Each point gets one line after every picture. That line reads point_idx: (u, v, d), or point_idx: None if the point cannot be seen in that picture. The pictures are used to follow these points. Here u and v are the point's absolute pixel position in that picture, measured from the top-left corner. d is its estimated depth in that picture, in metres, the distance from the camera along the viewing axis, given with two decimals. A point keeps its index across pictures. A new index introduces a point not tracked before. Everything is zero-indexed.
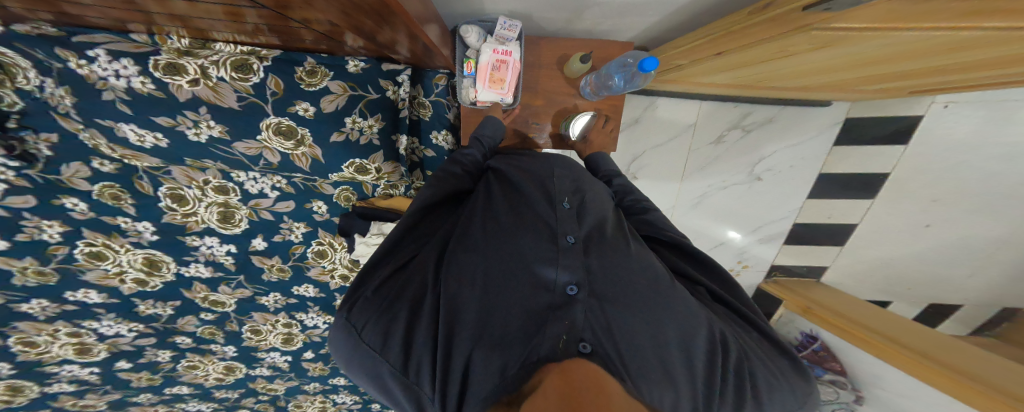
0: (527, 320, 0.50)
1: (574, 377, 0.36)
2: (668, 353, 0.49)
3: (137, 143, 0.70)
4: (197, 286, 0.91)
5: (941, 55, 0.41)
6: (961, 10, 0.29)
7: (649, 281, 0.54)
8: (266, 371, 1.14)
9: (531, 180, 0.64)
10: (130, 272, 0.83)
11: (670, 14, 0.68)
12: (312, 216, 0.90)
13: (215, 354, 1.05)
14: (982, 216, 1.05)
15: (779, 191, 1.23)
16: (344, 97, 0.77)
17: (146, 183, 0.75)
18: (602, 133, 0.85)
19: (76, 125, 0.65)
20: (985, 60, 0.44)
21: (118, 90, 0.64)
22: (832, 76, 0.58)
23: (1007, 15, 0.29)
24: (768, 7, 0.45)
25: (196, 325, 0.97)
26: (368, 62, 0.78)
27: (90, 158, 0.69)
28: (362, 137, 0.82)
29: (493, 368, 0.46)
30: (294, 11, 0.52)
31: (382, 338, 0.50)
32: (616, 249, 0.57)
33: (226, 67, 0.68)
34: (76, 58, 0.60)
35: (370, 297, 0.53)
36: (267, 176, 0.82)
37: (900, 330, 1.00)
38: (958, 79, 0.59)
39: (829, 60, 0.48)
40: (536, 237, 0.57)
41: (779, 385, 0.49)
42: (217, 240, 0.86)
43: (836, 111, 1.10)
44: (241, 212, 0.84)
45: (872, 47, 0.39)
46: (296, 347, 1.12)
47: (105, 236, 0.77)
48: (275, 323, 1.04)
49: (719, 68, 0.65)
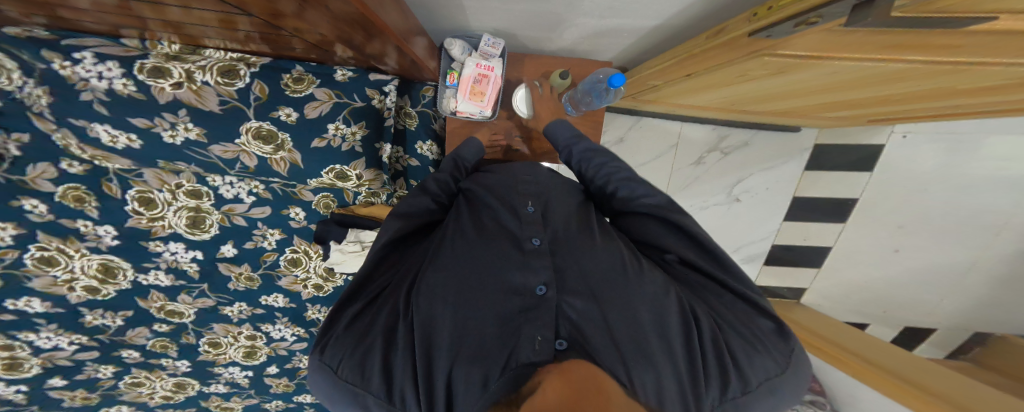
0: (502, 328, 0.51)
1: (575, 378, 0.34)
2: (645, 338, 0.49)
3: (109, 144, 0.69)
4: (153, 295, 0.86)
5: (882, 85, 0.44)
6: (882, 43, 0.31)
7: (616, 271, 0.55)
8: (223, 388, 1.09)
9: (494, 190, 0.67)
10: (81, 280, 0.78)
11: (643, 37, 0.71)
12: (288, 222, 0.88)
13: (165, 370, 0.99)
14: (943, 241, 1.10)
15: (756, 212, 1.28)
16: (328, 104, 0.79)
17: (115, 186, 0.73)
18: (544, 102, 0.85)
19: (50, 126, 0.65)
20: (922, 91, 0.47)
21: (98, 92, 0.64)
22: (792, 102, 0.63)
23: (924, 50, 0.31)
24: (722, 32, 0.48)
25: (148, 337, 0.92)
26: (356, 71, 0.81)
27: (59, 159, 0.68)
28: (344, 143, 0.82)
29: (475, 381, 0.47)
30: (284, 21, 0.53)
31: (360, 372, 0.48)
32: (581, 244, 0.59)
33: (212, 72, 0.69)
34: (61, 60, 0.61)
35: (344, 335, 0.52)
36: (243, 181, 0.81)
37: (870, 347, 1.03)
38: (907, 110, 0.63)
39: (785, 85, 0.51)
40: (503, 245, 0.58)
41: (756, 349, 0.50)
42: (182, 246, 0.83)
43: (806, 137, 1.17)
44: (212, 217, 0.82)
45: (819, 74, 0.42)
46: (258, 362, 1.07)
47: (60, 241, 0.73)
48: (237, 335, 1.00)
49: (691, 89, 0.68)
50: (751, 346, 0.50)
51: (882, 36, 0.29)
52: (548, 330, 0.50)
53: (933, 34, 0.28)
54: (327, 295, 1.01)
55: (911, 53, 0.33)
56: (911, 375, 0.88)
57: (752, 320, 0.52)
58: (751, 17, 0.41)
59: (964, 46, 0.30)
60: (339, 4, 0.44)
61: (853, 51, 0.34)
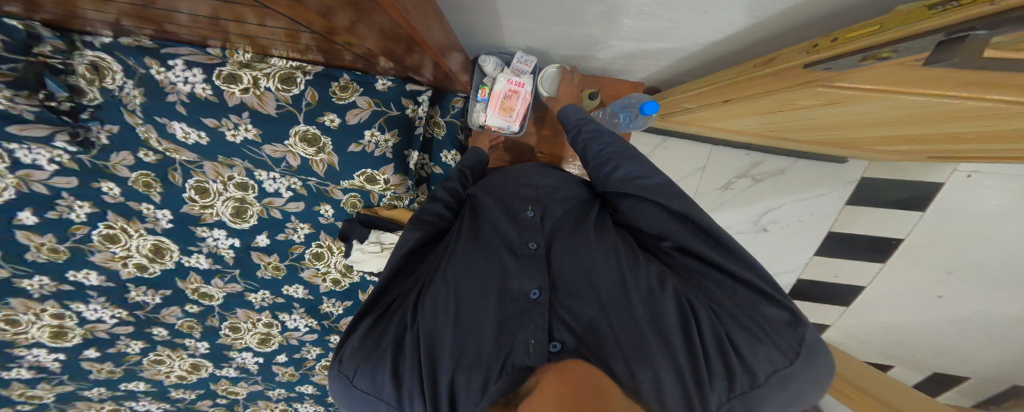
0: (500, 333, 0.51)
1: (573, 378, 0.32)
2: (641, 336, 0.48)
3: (182, 140, 0.75)
4: (191, 276, 0.91)
5: (944, 122, 0.41)
6: (962, 80, 0.28)
7: (609, 271, 0.55)
8: (233, 372, 1.12)
9: (494, 195, 0.68)
10: (134, 257, 0.82)
11: (680, 60, 0.70)
12: (318, 218, 0.91)
13: (186, 350, 1.02)
14: (1000, 291, 1.00)
15: (787, 244, 1.24)
16: (367, 112, 0.83)
17: (178, 175, 0.78)
18: (568, 87, 0.83)
19: (137, 120, 0.72)
20: (987, 133, 0.44)
21: (182, 94, 0.72)
22: (833, 132, 0.60)
23: (1013, 91, 0.28)
24: (772, 62, 0.47)
25: (179, 316, 0.96)
26: (394, 82, 0.84)
27: (137, 148, 0.74)
28: (377, 149, 0.85)
29: (475, 387, 0.47)
30: (339, 35, 0.56)
31: (374, 380, 0.49)
32: (576, 245, 0.59)
33: (274, 79, 0.76)
34: (158, 66, 0.71)
35: (357, 347, 0.52)
36: (285, 177, 0.85)
37: (883, 386, 0.97)
38: (964, 149, 0.58)
39: (834, 116, 0.49)
40: (502, 253, 0.59)
41: (761, 339, 0.45)
42: (224, 233, 0.87)
43: (852, 169, 1.07)
44: (253, 208, 0.86)
45: (876, 107, 0.40)
46: (270, 349, 1.10)
47: (126, 221, 0.78)
48: (255, 322, 1.03)
49: (727, 115, 0.67)
50: (754, 336, 0.46)
51: (963, 73, 0.26)
52: (543, 333, 0.50)
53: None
54: (344, 289, 1.04)
55: (994, 92, 0.28)
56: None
57: (757, 308, 0.48)
58: (807, 50, 0.40)
59: None
60: (383, 18, 0.46)
61: (924, 88, 0.31)
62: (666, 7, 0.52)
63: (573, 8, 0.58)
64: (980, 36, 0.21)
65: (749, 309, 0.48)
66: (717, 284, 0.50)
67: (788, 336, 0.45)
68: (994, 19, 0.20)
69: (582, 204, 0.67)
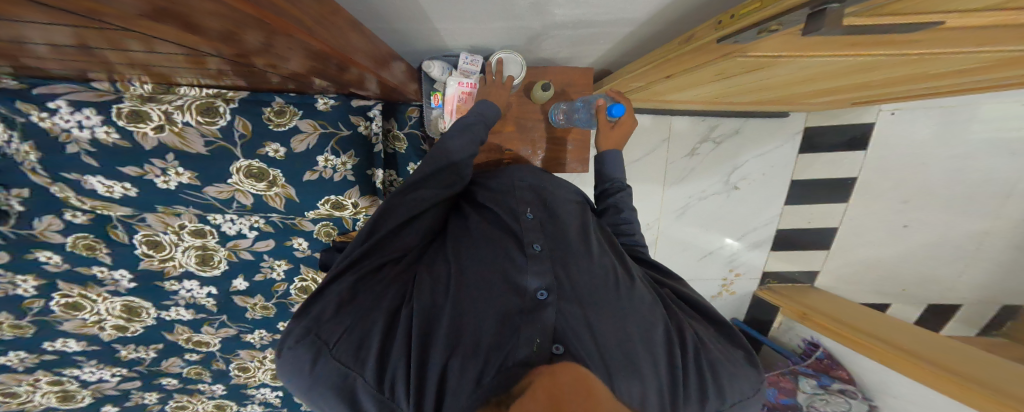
0: (500, 326, 0.49)
1: (559, 383, 0.32)
2: (638, 351, 0.48)
3: (105, 194, 0.69)
4: (178, 328, 0.91)
5: (856, 75, 0.44)
6: (843, 42, 0.29)
7: (612, 282, 0.53)
8: (258, 407, 1.15)
9: (496, 196, 0.64)
10: (108, 320, 0.83)
11: (620, 42, 0.71)
12: (293, 252, 0.89)
13: (204, 393, 1.07)
14: (955, 211, 1.08)
15: (758, 198, 1.26)
16: (314, 135, 0.79)
17: (121, 232, 0.74)
18: (618, 131, 0.74)
19: (46, 180, 0.65)
20: (895, 78, 0.46)
21: (82, 142, 0.64)
22: (776, 92, 0.62)
23: (887, 45, 0.29)
24: (692, 38, 0.47)
25: (182, 365, 0.99)
26: (337, 99, 0.80)
27: (62, 210, 0.69)
28: (336, 174, 0.83)
29: (469, 377, 0.45)
30: (253, 58, 0.53)
31: (357, 353, 0.47)
32: (583, 255, 0.56)
33: (191, 111, 0.68)
34: (38, 111, 0.61)
35: (333, 318, 0.49)
36: (243, 217, 0.81)
37: (918, 341, 0.96)
38: (902, 91, 0.60)
39: (764, 80, 0.52)
40: (508, 247, 0.57)
41: (740, 377, 0.50)
42: (196, 283, 0.85)
43: (796, 120, 1.16)
44: (219, 254, 0.83)
45: (792, 69, 0.42)
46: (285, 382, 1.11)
47: (81, 287, 0.77)
48: (262, 359, 1.04)
49: (673, 87, 0.69)
50: (735, 370, 0.50)
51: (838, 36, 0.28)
52: (546, 333, 0.48)
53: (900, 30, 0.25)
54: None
55: (876, 48, 0.30)
56: (936, 357, 0.88)
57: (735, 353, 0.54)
58: (715, 26, 0.40)
59: (931, 40, 0.27)
60: (294, 41, 0.45)
61: (818, 50, 0.33)
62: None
63: (503, 2, 0.57)
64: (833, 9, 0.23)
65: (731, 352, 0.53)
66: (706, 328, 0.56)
67: (757, 379, 0.51)
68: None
69: (578, 204, 0.65)
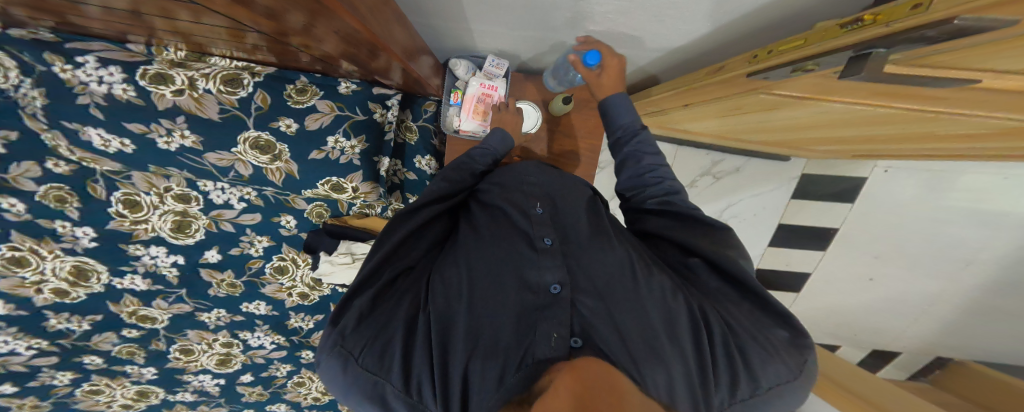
0: (518, 325, 0.50)
1: (585, 374, 0.34)
2: (657, 337, 0.47)
3: (99, 148, 0.66)
4: (126, 299, 0.80)
5: (860, 127, 0.47)
6: (870, 89, 0.31)
7: (626, 270, 0.53)
8: (190, 396, 1.02)
9: (505, 192, 0.65)
10: (50, 282, 0.70)
11: (645, 66, 0.74)
12: (278, 230, 0.86)
13: (129, 377, 0.91)
14: (917, 272, 1.15)
15: (747, 236, 1.29)
16: (329, 116, 0.80)
17: (100, 187, 0.69)
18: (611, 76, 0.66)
19: (42, 126, 0.62)
20: (890, 136, 0.50)
21: (96, 96, 0.63)
22: (784, 134, 0.65)
23: (905, 99, 0.32)
24: (721, 70, 0.49)
25: (115, 343, 0.84)
26: (359, 85, 0.83)
27: (44, 157, 0.63)
28: (342, 156, 0.83)
29: (491, 377, 0.45)
30: (292, 37, 0.54)
31: (383, 358, 0.47)
32: (595, 246, 0.57)
33: (215, 80, 0.70)
34: (63, 63, 0.61)
35: (357, 329, 0.48)
36: (235, 187, 0.79)
37: (876, 391, 0.86)
38: (885, 149, 0.65)
39: (776, 121, 0.55)
40: (519, 245, 0.58)
41: (774, 356, 0.46)
42: (163, 251, 0.78)
43: (794, 166, 1.18)
44: (199, 222, 0.79)
45: (809, 113, 0.44)
46: (231, 370, 1.02)
47: (35, 241, 0.66)
48: (212, 342, 0.95)
49: (692, 117, 0.71)
50: (766, 351, 0.46)
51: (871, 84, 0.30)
52: (563, 327, 0.49)
53: (923, 88, 0.27)
54: (313, 304, 1.00)
55: (895, 101, 0.33)
56: (857, 386, 0.89)
57: (770, 330, 0.48)
58: (749, 61, 0.42)
59: (946, 99, 0.29)
60: (340, 21, 0.46)
61: (841, 95, 0.35)
62: (627, 14, 0.54)
63: (541, 14, 0.59)
64: (879, 54, 0.24)
65: (765, 329, 0.48)
66: (735, 304, 0.50)
67: (791, 356, 0.46)
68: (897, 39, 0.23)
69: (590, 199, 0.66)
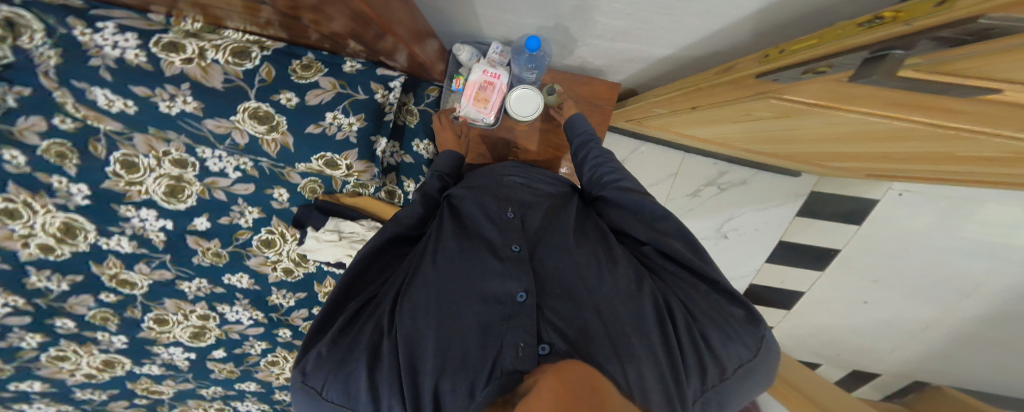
0: (484, 337, 0.49)
1: (568, 379, 0.33)
2: (623, 332, 0.48)
3: (104, 108, 0.65)
4: (110, 260, 0.78)
5: (877, 142, 0.45)
6: (889, 99, 0.30)
7: (590, 272, 0.56)
8: (156, 369, 1.01)
9: (474, 199, 0.67)
10: (38, 237, 0.69)
11: (654, 64, 0.72)
12: (270, 202, 0.85)
13: (98, 345, 0.89)
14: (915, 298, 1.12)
15: (744, 250, 1.30)
16: (331, 93, 0.80)
17: (102, 146, 0.67)
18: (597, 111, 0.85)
19: (53, 83, 0.62)
20: (906, 154, 0.48)
21: (108, 59, 0.64)
22: (794, 146, 0.63)
23: (928, 112, 0.30)
24: (731, 70, 0.48)
25: (90, 307, 0.82)
26: (364, 65, 0.83)
27: (52, 114, 0.63)
28: (339, 132, 0.82)
29: (461, 394, 0.44)
30: (304, 12, 0.53)
31: (347, 391, 0.46)
32: (560, 249, 0.60)
33: (224, 51, 0.71)
34: (83, 27, 0.62)
35: (325, 355, 0.49)
36: (232, 156, 0.77)
37: (830, 395, 0.97)
38: (897, 169, 0.64)
39: (786, 131, 0.53)
40: (484, 255, 0.59)
41: (731, 337, 0.48)
42: (154, 214, 0.76)
43: (802, 183, 1.16)
44: (192, 188, 0.77)
45: (822, 123, 0.43)
46: (204, 344, 1.00)
47: (30, 194, 0.65)
48: (188, 314, 0.93)
49: (697, 121, 0.70)
50: (723, 330, 0.49)
51: (888, 92, 0.28)
52: (531, 336, 0.48)
53: (941, 98, 0.25)
54: (296, 281, 0.98)
55: (914, 114, 0.31)
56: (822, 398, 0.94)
57: (724, 309, 0.51)
58: (760, 60, 0.41)
59: (971, 114, 0.27)
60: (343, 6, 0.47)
61: (856, 104, 0.33)
62: (636, 6, 0.52)
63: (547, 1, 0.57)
64: (898, 55, 0.23)
65: (718, 308, 0.51)
66: (691, 287, 0.54)
67: (748, 335, 0.49)
68: (911, 39, 0.22)
69: (558, 199, 0.70)
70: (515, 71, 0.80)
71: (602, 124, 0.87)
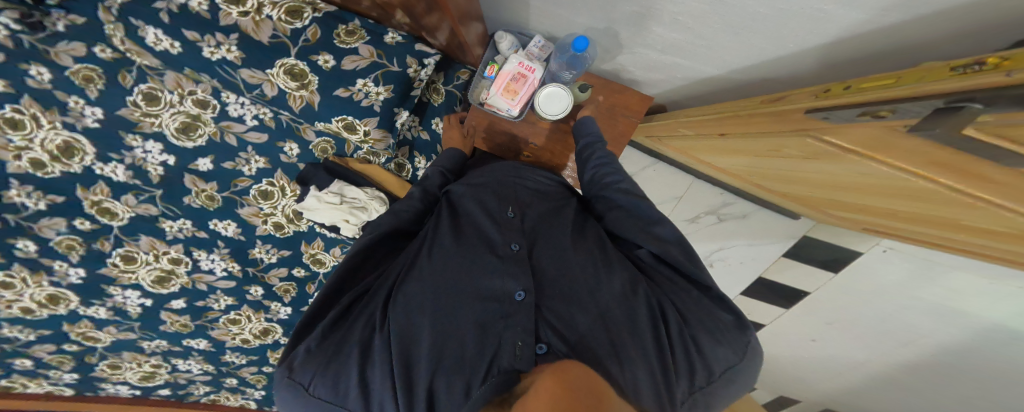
0: (481, 334, 0.48)
1: (568, 379, 0.33)
2: (620, 336, 0.48)
3: (150, 45, 0.63)
4: (98, 186, 0.74)
5: (888, 197, 0.47)
6: (928, 155, 0.31)
7: (587, 275, 0.56)
8: (103, 313, 0.93)
9: (474, 196, 0.68)
10: (33, 151, 0.65)
11: (696, 82, 0.73)
12: (279, 155, 0.85)
13: (51, 275, 0.81)
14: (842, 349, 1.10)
15: (728, 275, 1.43)
16: (366, 61, 0.79)
17: (131, 77, 0.65)
18: (624, 124, 0.86)
19: (108, 17, 0.59)
20: (905, 213, 0.51)
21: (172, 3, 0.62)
22: (806, 189, 0.64)
23: (958, 176, 0.30)
24: (781, 101, 0.53)
25: (59, 232, 0.77)
26: (406, 38, 0.82)
27: (94, 42, 0.60)
28: (365, 100, 0.82)
29: (457, 394, 0.44)
30: None
31: (336, 387, 0.45)
32: (559, 249, 0.60)
33: (280, 9, 0.68)
34: None
35: (314, 350, 0.48)
36: (255, 105, 0.76)
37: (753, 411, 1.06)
38: (900, 228, 0.65)
39: (806, 173, 0.55)
40: (481, 253, 0.58)
41: (718, 341, 0.50)
42: (159, 148, 0.74)
43: (798, 226, 1.14)
44: (206, 128, 0.76)
45: (847, 170, 0.44)
46: (166, 292, 0.96)
47: (41, 109, 0.61)
48: (159, 255, 0.89)
49: (721, 148, 0.72)
50: (713, 335, 0.50)
51: (935, 146, 0.29)
52: (528, 335, 0.48)
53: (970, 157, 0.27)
54: (284, 237, 0.98)
55: (944, 174, 0.31)
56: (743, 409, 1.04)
57: (714, 313, 0.52)
58: (817, 95, 0.45)
59: (999, 185, 0.28)
60: None
61: (894, 154, 0.35)
62: (701, 18, 0.54)
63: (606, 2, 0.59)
64: (974, 109, 0.24)
65: (709, 312, 0.52)
66: (684, 293, 0.54)
67: (736, 341, 0.50)
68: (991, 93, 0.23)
69: (560, 203, 0.71)
70: (553, 68, 0.81)
71: (625, 133, 0.86)
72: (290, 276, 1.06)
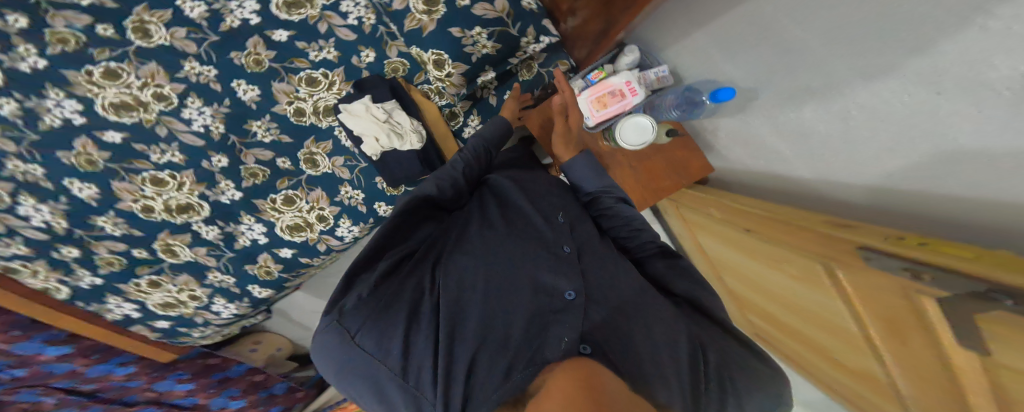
0: (529, 325, 0.56)
1: (600, 381, 0.38)
2: (659, 357, 0.53)
3: None
4: (159, 11, 0.77)
5: (829, 333, 0.63)
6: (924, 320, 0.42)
7: (628, 292, 0.60)
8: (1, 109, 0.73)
9: (524, 195, 0.75)
10: None
11: (755, 172, 0.87)
12: (353, 57, 0.92)
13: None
14: None
15: None
16: (496, 13, 0.88)
17: None
18: (669, 181, 0.97)
19: None
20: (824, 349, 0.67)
21: None
22: (772, 300, 0.80)
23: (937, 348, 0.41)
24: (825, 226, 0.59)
25: (71, 28, 0.72)
26: (538, 10, 0.91)
27: None
28: (471, 45, 0.91)
29: (497, 372, 0.51)
30: None
31: (381, 342, 0.52)
32: (604, 260, 0.66)
33: None
34: None
35: (365, 300, 0.56)
36: (366, 10, 0.87)
37: None
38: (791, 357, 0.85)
39: (791, 289, 0.69)
40: (534, 248, 0.65)
41: (758, 387, 0.53)
42: (252, 7, 0.81)
43: None
44: (308, 9, 0.84)
45: (837, 306, 0.57)
46: (115, 122, 0.81)
47: None
48: (148, 85, 0.81)
49: (736, 240, 0.85)
50: (751, 379, 0.53)
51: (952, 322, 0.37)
52: (574, 333, 0.53)
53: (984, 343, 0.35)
54: (297, 125, 0.97)
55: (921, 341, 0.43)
56: None
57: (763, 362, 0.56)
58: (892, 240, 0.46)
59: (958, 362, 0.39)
60: None
61: (897, 313, 0.46)
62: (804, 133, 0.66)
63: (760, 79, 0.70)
64: None
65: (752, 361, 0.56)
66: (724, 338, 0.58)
67: (778, 392, 0.54)
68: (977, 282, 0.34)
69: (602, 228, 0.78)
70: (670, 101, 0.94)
71: (671, 189, 0.95)
72: (268, 163, 0.98)
